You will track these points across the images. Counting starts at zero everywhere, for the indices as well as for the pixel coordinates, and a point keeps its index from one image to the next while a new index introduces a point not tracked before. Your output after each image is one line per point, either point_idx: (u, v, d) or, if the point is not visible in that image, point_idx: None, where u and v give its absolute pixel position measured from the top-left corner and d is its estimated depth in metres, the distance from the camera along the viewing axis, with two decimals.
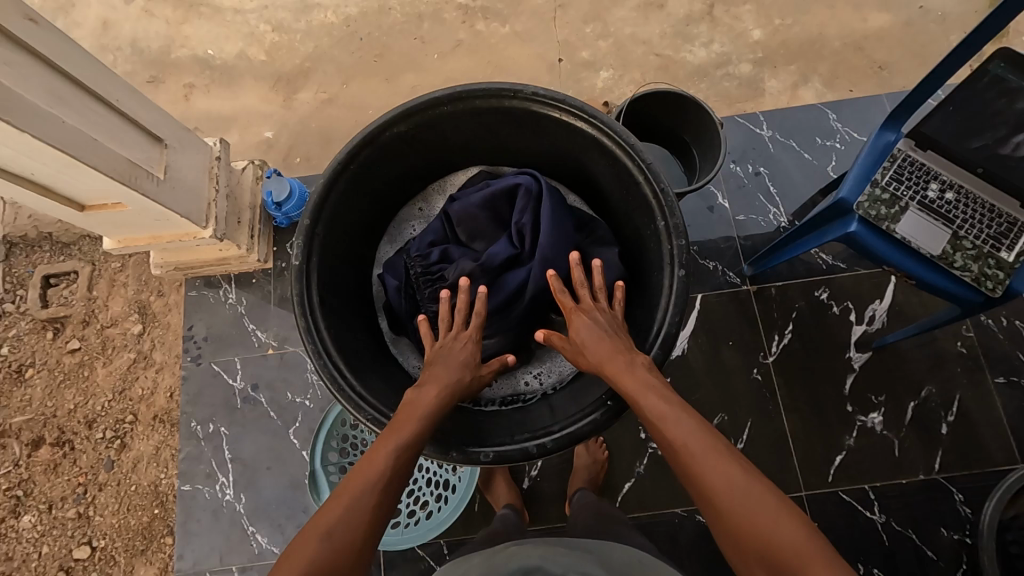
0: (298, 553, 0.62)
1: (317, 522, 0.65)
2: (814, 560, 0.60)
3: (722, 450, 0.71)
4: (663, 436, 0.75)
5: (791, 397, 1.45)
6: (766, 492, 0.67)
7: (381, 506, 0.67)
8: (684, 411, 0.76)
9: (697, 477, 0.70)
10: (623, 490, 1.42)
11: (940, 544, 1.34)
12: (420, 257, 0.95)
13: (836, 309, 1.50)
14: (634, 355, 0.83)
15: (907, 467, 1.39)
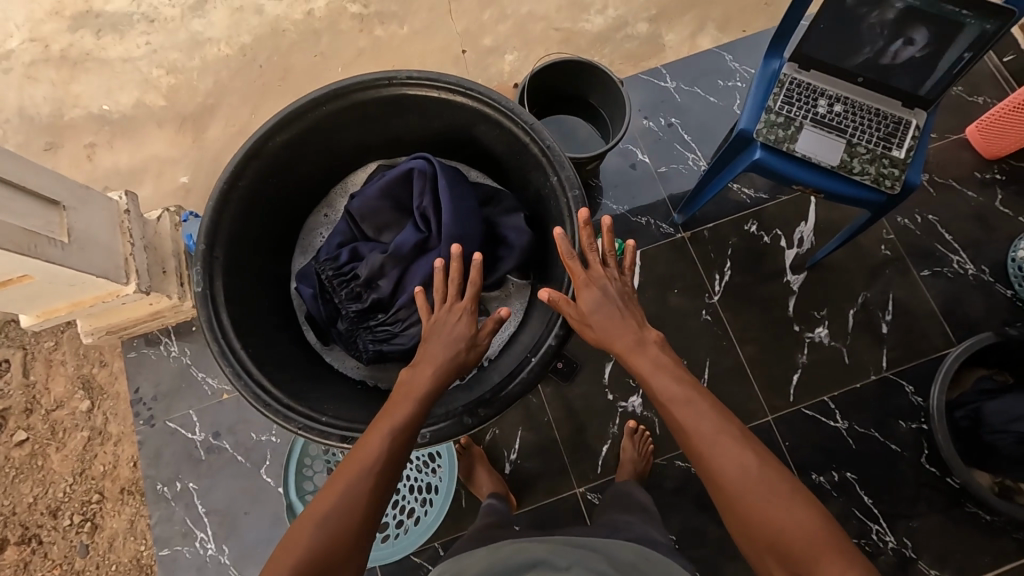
0: (298, 541, 0.66)
1: (314, 510, 0.68)
2: (817, 547, 0.67)
3: (736, 436, 0.76)
4: (673, 418, 0.80)
5: (742, 329, 1.50)
6: (777, 480, 0.72)
7: (375, 495, 0.70)
8: (698, 395, 0.80)
9: (711, 466, 0.75)
10: (602, 454, 1.45)
11: (901, 436, 1.42)
12: (330, 260, 0.91)
13: (767, 238, 1.56)
14: (644, 333, 0.87)
15: (859, 371, 1.46)
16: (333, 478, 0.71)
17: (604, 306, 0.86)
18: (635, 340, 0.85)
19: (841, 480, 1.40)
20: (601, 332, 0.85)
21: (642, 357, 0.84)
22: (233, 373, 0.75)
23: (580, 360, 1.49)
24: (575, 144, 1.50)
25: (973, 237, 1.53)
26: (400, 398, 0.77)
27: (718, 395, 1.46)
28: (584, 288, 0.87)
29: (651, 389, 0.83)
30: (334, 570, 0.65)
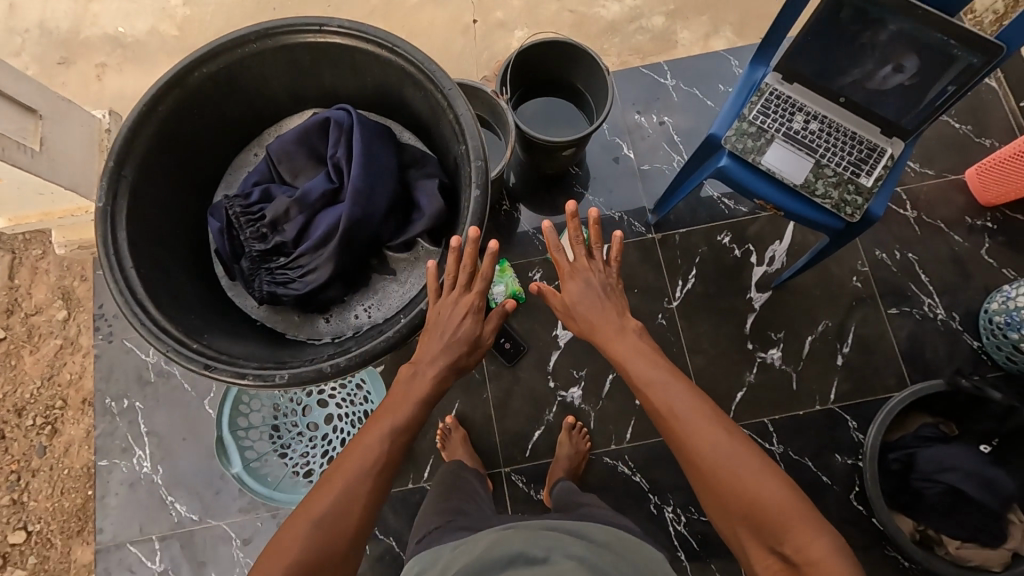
0: (291, 539, 0.69)
1: (309, 509, 0.72)
2: (789, 514, 0.72)
3: (706, 413, 0.82)
4: (651, 401, 0.86)
5: (694, 338, 1.49)
6: (749, 454, 0.77)
7: (372, 496, 0.74)
8: (670, 374, 0.87)
9: (684, 441, 0.80)
10: (533, 439, 1.46)
11: (835, 470, 1.40)
12: (242, 197, 0.83)
13: (737, 252, 1.53)
14: (625, 321, 0.96)
15: (805, 399, 1.44)
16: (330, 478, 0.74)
17: (587, 296, 0.98)
18: (615, 324, 0.95)
19: None
20: (585, 322, 0.96)
21: (621, 342, 0.93)
22: (117, 290, 0.69)
23: (528, 345, 1.50)
24: (558, 129, 1.49)
25: (949, 281, 1.49)
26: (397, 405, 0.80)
27: None
28: (568, 279, 1.00)
29: (628, 373, 0.90)
30: (328, 564, 0.69)
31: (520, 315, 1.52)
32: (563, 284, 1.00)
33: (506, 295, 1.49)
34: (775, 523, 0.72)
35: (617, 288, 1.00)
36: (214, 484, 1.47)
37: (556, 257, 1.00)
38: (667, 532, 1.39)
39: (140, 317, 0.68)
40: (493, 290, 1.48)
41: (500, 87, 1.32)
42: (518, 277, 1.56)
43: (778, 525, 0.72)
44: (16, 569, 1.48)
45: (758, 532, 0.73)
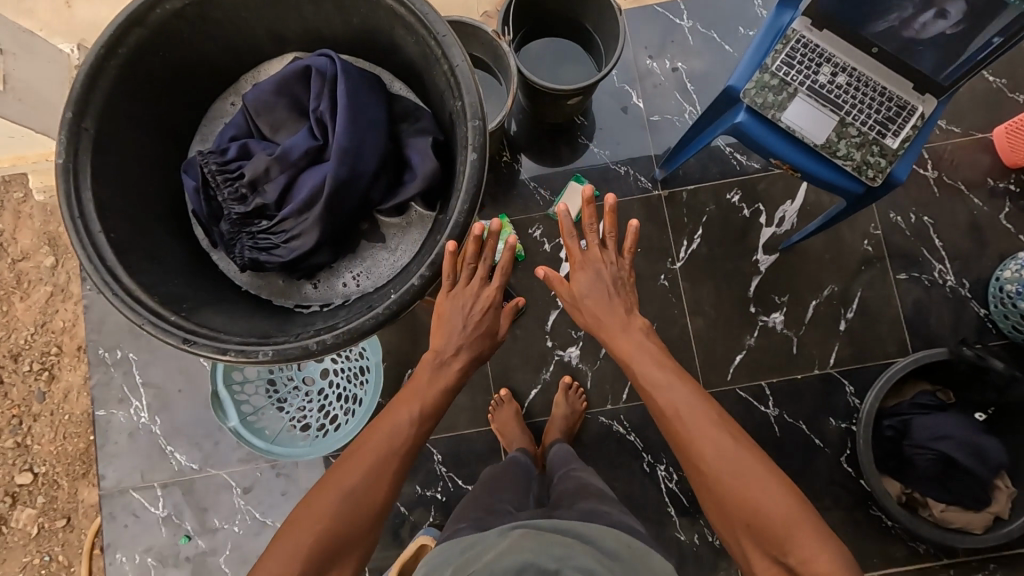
0: (324, 506, 0.81)
1: (339, 483, 0.83)
2: (789, 523, 0.78)
3: (718, 425, 0.89)
4: (660, 407, 0.94)
5: (696, 300, 1.46)
6: (752, 464, 0.84)
7: (392, 477, 0.86)
8: (685, 387, 0.94)
9: (693, 449, 0.88)
10: (530, 397, 1.46)
11: (827, 433, 1.41)
12: (215, 153, 0.71)
13: (746, 212, 1.48)
14: (632, 321, 1.05)
15: (804, 363, 1.43)
16: (355, 459, 0.86)
17: (596, 290, 1.05)
18: (631, 333, 1.02)
19: None
20: (593, 314, 1.05)
21: (628, 343, 1.01)
22: (85, 252, 0.60)
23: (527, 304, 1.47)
24: (564, 74, 1.39)
25: (962, 246, 1.44)
26: (415, 397, 0.94)
27: None
28: (579, 269, 1.07)
29: (638, 376, 0.98)
30: (354, 530, 0.81)
31: (519, 273, 1.49)
32: (574, 275, 1.07)
33: None
34: (776, 529, 0.78)
35: (627, 280, 1.07)
36: (212, 435, 1.49)
37: (568, 246, 1.07)
38: (659, 489, 1.42)
39: (111, 285, 0.60)
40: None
41: (501, 27, 1.21)
42: (517, 234, 1.51)
43: (778, 531, 0.78)
44: (25, 508, 1.52)
45: (760, 538, 0.80)
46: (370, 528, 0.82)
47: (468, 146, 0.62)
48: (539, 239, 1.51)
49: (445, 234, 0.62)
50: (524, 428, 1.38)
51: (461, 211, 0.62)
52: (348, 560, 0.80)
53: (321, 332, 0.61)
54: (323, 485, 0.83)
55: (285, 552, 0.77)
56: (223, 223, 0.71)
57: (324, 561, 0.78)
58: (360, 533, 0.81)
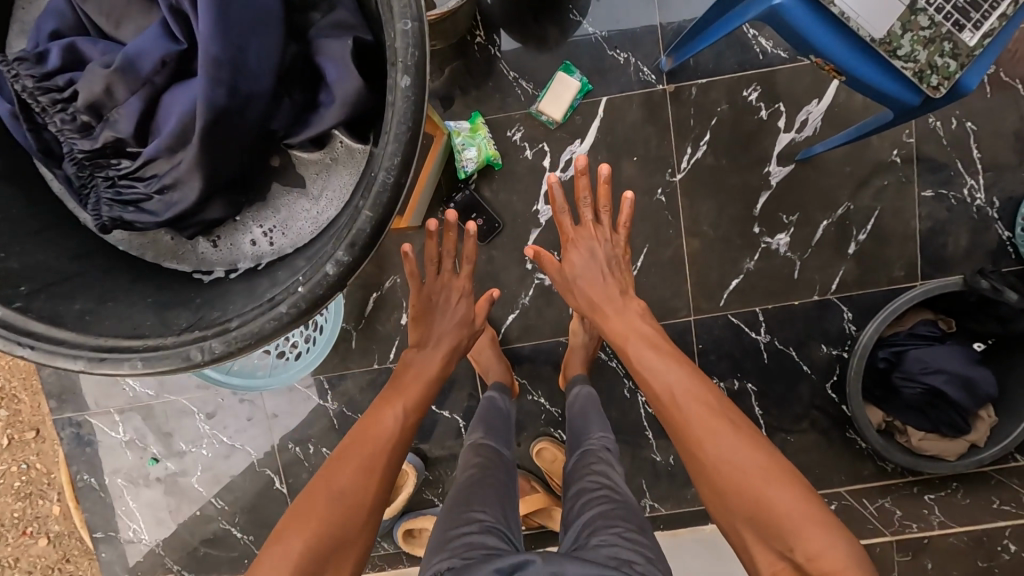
0: (318, 507, 0.87)
1: (333, 482, 0.90)
2: (793, 518, 0.83)
3: (724, 423, 0.94)
4: (661, 399, 1.02)
5: (695, 218, 1.29)
6: (754, 456, 0.90)
7: (383, 469, 0.94)
8: (693, 388, 1.00)
9: (699, 447, 0.94)
10: (506, 322, 1.35)
11: (816, 360, 1.35)
12: (31, 61, 0.48)
13: (763, 113, 1.26)
14: (631, 303, 1.15)
15: (803, 288, 1.32)
16: (346, 462, 0.92)
17: (590, 268, 1.17)
18: (642, 334, 1.10)
19: (739, 390, 1.36)
20: (591, 297, 1.15)
21: (623, 324, 1.12)
22: None
23: (503, 220, 1.30)
24: None
25: (1000, 157, 1.26)
26: (404, 394, 1.05)
27: (645, 286, 1.32)
28: (574, 246, 1.17)
29: (637, 362, 1.07)
30: (350, 526, 0.87)
31: (495, 185, 1.29)
32: (570, 252, 1.18)
33: (478, 163, 1.23)
34: (782, 523, 0.83)
35: (621, 257, 1.20)
36: None
37: (563, 220, 1.18)
38: (638, 413, 1.38)
39: None
40: (463, 157, 1.21)
41: None
42: (494, 137, 1.28)
43: (784, 525, 0.83)
44: None
45: (768, 535, 0.84)
46: (364, 522, 0.88)
47: (396, 62, 0.41)
48: (519, 143, 1.28)
49: (368, 196, 0.42)
50: (500, 357, 1.30)
51: (391, 160, 0.41)
52: (343, 553, 0.85)
53: (216, 336, 0.44)
54: (315, 489, 0.89)
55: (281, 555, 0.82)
56: (65, 165, 0.51)
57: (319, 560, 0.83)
58: (354, 527, 0.87)
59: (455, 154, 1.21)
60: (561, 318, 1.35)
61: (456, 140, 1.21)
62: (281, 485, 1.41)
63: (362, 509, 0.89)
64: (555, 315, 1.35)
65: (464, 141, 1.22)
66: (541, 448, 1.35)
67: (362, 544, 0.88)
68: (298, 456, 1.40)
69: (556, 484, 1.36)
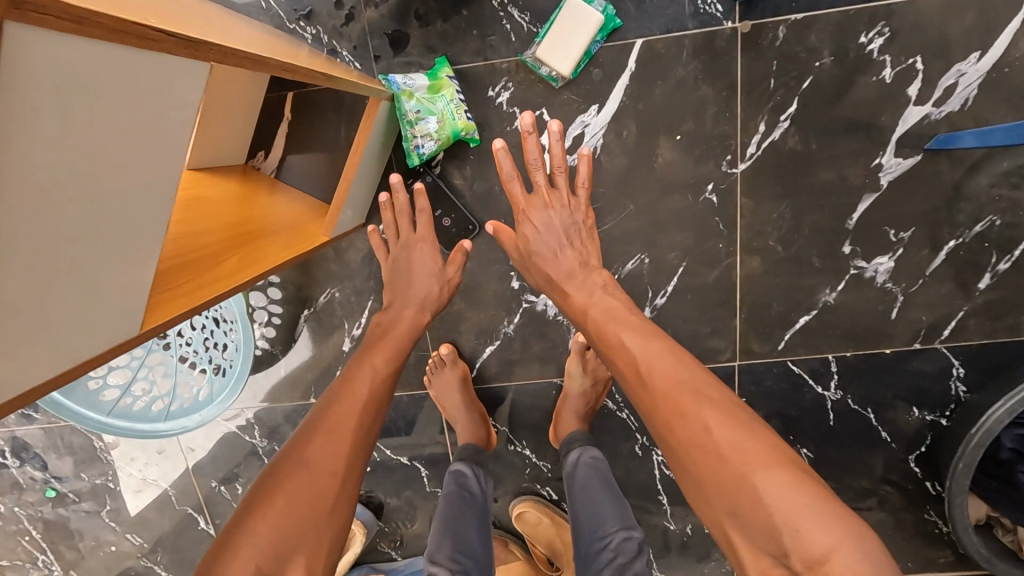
0: (279, 487, 0.58)
1: (299, 453, 0.61)
2: (799, 515, 0.53)
3: (696, 397, 0.62)
4: (617, 362, 0.69)
5: (758, 229, 0.89)
6: (743, 431, 0.59)
7: (358, 434, 0.65)
8: (660, 357, 0.66)
9: (669, 438, 0.62)
10: (482, 356, 1.01)
11: (901, 427, 0.98)
12: None
13: (886, 74, 0.82)
14: (590, 268, 0.80)
15: (903, 331, 0.93)
16: (310, 429, 0.64)
17: (546, 229, 0.82)
18: (608, 309, 0.74)
19: None
20: (546, 274, 0.81)
21: (575, 284, 0.78)
22: None
23: (481, 221, 0.93)
24: None
25: None
26: (388, 343, 0.77)
27: (675, 321, 0.94)
28: (526, 214, 0.82)
29: (590, 321, 0.74)
30: (323, 506, 0.58)
31: (470, 168, 0.91)
32: (520, 226, 0.83)
33: (440, 141, 0.83)
34: (780, 524, 0.53)
35: (585, 225, 0.84)
36: None
37: (509, 189, 0.83)
38: (651, 475, 1.05)
39: None
40: (416, 132, 0.81)
41: None
42: (468, 96, 0.87)
43: (783, 526, 0.53)
44: None
45: (760, 539, 0.54)
46: (338, 500, 0.60)
47: None
48: (505, 109, 0.88)
49: None
50: (469, 402, 0.97)
51: None
52: (309, 549, 0.56)
53: None
54: (276, 469, 0.60)
55: (231, 563, 0.52)
56: None
57: (274, 565, 0.54)
58: (322, 510, 0.58)
59: (405, 128, 0.81)
60: (556, 353, 0.99)
61: (405, 105, 0.80)
62: (206, 525, 1.16)
63: (335, 484, 0.60)
64: (546, 349, 0.99)
65: (417, 106, 0.81)
66: (520, 512, 1.04)
67: (339, 538, 0.59)
68: (223, 495, 1.13)
69: (538, 552, 1.07)
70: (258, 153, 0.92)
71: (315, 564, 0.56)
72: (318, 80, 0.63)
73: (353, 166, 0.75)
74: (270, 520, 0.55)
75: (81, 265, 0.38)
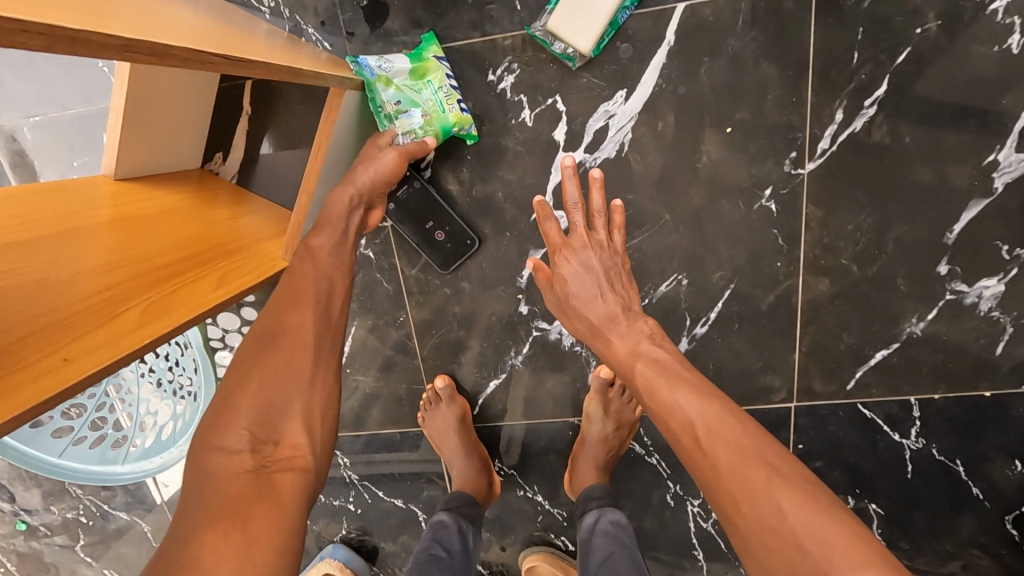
0: (246, 368, 0.50)
1: (266, 325, 0.54)
2: None
3: (765, 469, 0.47)
4: (660, 420, 0.54)
5: (830, 242, 0.70)
6: (828, 520, 0.44)
7: (329, 299, 0.57)
8: (723, 417, 0.51)
9: (731, 515, 0.47)
10: (486, 391, 0.86)
11: (1000, 484, 0.80)
12: None
13: (1012, 43, 0.62)
14: (635, 315, 0.64)
15: (1010, 369, 0.74)
16: (275, 305, 0.55)
17: (586, 278, 0.66)
18: (656, 359, 0.58)
19: (854, 512, 0.84)
20: (585, 319, 0.65)
21: (617, 335, 0.62)
22: None
23: (482, 233, 0.77)
24: None
25: None
26: (330, 216, 0.62)
27: (720, 354, 0.77)
28: (563, 258, 0.67)
29: (630, 373, 0.58)
30: (302, 370, 0.52)
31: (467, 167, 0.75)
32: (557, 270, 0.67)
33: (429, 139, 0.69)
34: None
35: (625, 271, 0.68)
36: None
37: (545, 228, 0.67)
38: (684, 528, 0.89)
39: None
40: (399, 128, 0.67)
41: None
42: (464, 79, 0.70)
43: None
44: None
45: None
46: (318, 360, 0.53)
47: None
48: (509, 97, 0.71)
49: None
50: (468, 445, 0.82)
51: None
52: (301, 409, 0.50)
53: None
54: (246, 351, 0.52)
55: (222, 437, 0.46)
56: None
57: (265, 432, 0.47)
58: (302, 374, 0.51)
59: (382, 122, 0.67)
60: (573, 387, 0.84)
61: (382, 95, 0.65)
62: None
63: (310, 353, 0.53)
64: (561, 384, 0.84)
65: (398, 95, 0.66)
66: (531, 567, 0.90)
67: (331, 396, 0.53)
68: None
69: None
70: (216, 154, 0.78)
71: (312, 423, 0.50)
72: (237, 68, 0.43)
73: (315, 169, 0.60)
74: (249, 391, 0.48)
75: None
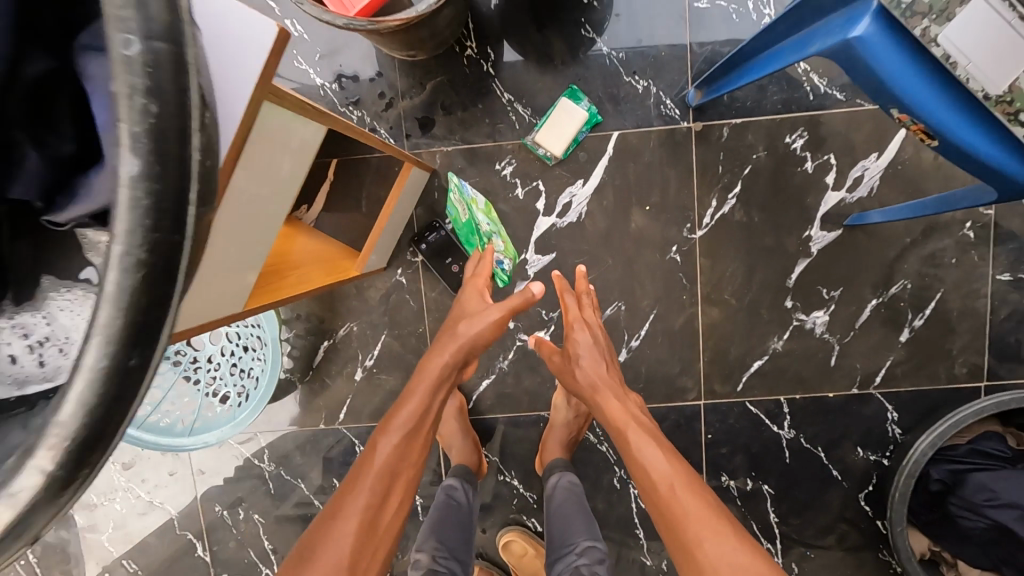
0: (320, 543, 0.69)
1: (342, 506, 0.72)
2: None
3: (719, 524, 0.72)
4: (644, 475, 0.79)
5: (715, 282, 1.07)
6: (758, 560, 0.68)
7: (389, 497, 0.75)
8: (689, 484, 0.77)
9: (691, 554, 0.70)
10: (479, 389, 1.13)
11: (851, 466, 1.10)
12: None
13: (808, 165, 1.04)
14: (628, 395, 0.94)
15: (842, 376, 1.08)
16: (346, 491, 0.74)
17: (591, 349, 0.95)
18: (643, 425, 0.86)
19: (753, 491, 1.12)
20: (589, 374, 0.92)
21: (609, 396, 0.89)
22: None
23: None
24: None
25: None
26: (416, 397, 0.84)
27: (647, 360, 1.09)
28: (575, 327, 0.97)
29: (625, 436, 0.84)
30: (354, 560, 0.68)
31: None
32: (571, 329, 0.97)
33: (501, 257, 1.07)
34: None
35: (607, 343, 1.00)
36: None
37: (563, 300, 1.00)
38: (628, 508, 1.14)
39: None
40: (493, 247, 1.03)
41: None
42: (479, 167, 1.08)
43: None
44: None
45: None
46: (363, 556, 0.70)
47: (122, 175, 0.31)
48: (508, 179, 1.08)
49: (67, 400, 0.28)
50: (465, 429, 1.08)
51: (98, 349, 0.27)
52: None
53: None
54: (316, 528, 0.71)
55: None
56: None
57: None
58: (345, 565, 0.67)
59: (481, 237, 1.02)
60: (544, 387, 1.12)
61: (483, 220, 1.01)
62: (203, 552, 1.20)
63: (357, 546, 0.69)
64: (536, 383, 1.13)
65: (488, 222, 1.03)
66: (507, 541, 1.11)
67: None
68: (224, 520, 1.19)
69: None
70: (302, 206, 1.11)
71: None
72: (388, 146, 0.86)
73: (382, 221, 0.94)
74: None
75: (261, 242, 0.63)
